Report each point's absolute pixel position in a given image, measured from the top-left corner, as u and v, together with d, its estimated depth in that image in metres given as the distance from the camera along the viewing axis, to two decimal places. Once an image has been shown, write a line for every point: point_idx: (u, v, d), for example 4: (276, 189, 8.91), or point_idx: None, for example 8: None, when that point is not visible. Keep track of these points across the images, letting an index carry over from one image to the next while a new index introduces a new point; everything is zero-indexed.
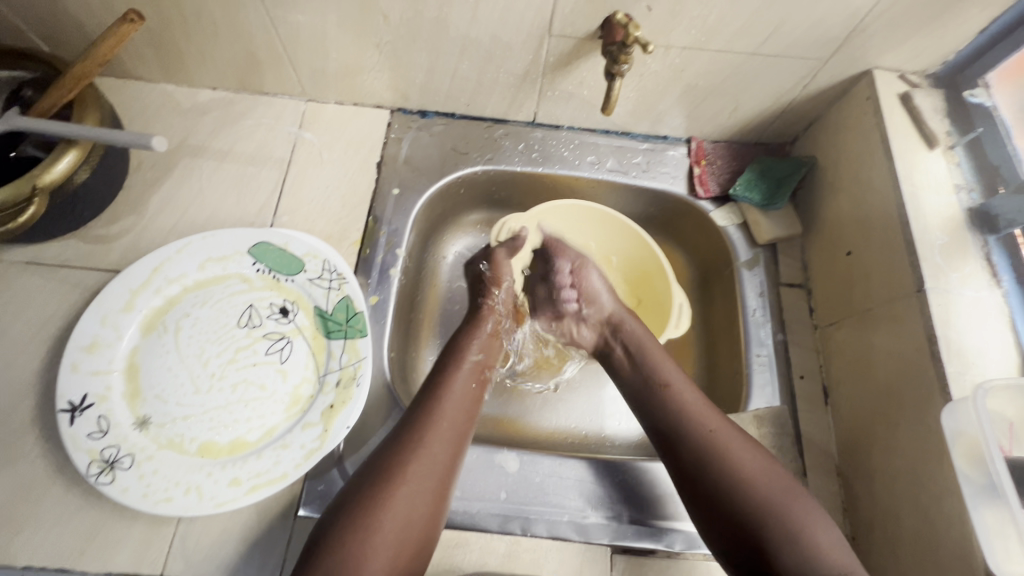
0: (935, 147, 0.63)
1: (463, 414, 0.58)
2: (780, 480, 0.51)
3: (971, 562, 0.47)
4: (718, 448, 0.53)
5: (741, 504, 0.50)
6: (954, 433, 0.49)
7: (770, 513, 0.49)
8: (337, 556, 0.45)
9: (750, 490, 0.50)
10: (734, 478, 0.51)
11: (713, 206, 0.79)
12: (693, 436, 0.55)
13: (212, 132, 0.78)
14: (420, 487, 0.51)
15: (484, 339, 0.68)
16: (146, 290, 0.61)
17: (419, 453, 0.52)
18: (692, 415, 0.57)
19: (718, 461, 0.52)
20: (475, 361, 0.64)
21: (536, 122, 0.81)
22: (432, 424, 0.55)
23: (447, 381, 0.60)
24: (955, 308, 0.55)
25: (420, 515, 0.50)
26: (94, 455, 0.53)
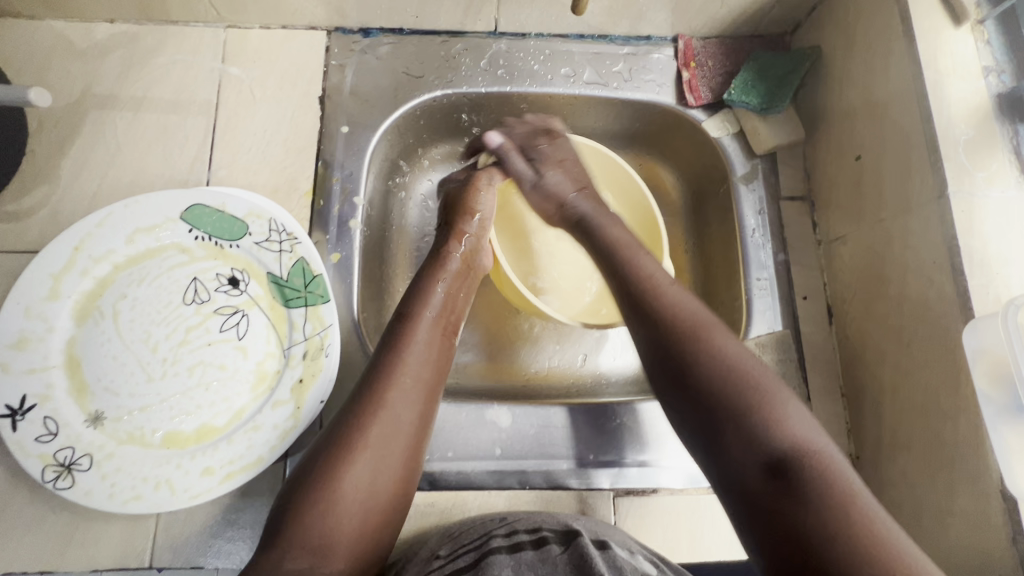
0: (963, 23, 0.54)
1: (427, 367, 0.52)
2: (765, 375, 0.44)
3: (987, 480, 0.46)
4: (696, 327, 0.47)
5: (711, 389, 0.44)
6: (975, 353, 0.46)
7: (746, 405, 0.42)
8: (301, 531, 0.43)
9: (722, 375, 0.44)
10: (707, 361, 0.45)
11: (705, 115, 0.70)
12: (674, 313, 0.48)
13: (119, 76, 0.67)
14: (383, 456, 0.47)
15: (450, 276, 0.59)
16: (71, 273, 0.53)
17: (379, 418, 0.47)
18: (683, 303, 0.49)
19: (696, 348, 0.46)
20: (441, 305, 0.56)
21: (498, 31, 0.70)
22: (393, 385, 0.49)
23: (408, 331, 0.53)
24: (980, 214, 0.50)
25: (385, 480, 0.46)
26: (47, 459, 0.49)
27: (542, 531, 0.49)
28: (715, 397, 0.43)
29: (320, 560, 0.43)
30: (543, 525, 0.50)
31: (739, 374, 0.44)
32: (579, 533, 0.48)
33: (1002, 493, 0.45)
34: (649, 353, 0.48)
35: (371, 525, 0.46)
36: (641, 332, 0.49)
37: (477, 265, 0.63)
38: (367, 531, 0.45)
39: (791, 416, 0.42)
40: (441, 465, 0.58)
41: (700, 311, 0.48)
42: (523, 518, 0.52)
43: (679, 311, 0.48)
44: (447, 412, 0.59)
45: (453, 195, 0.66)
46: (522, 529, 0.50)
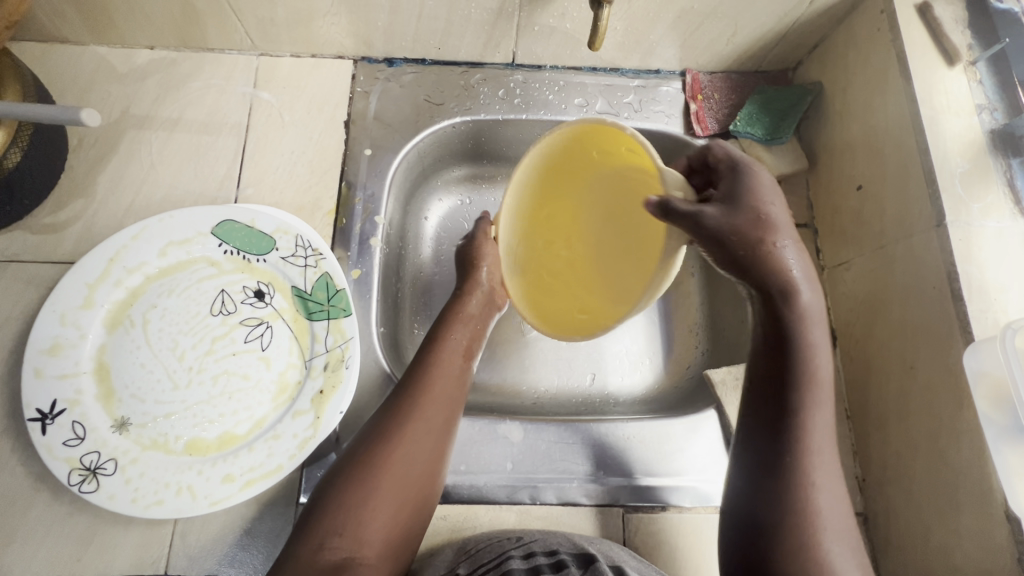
0: (955, 64, 0.58)
1: (453, 377, 0.55)
2: (842, 535, 0.45)
3: (992, 501, 0.47)
4: (811, 463, 0.46)
5: (792, 535, 0.44)
6: (976, 375, 0.48)
7: (815, 563, 0.43)
8: (339, 517, 0.46)
9: (805, 529, 0.44)
10: (800, 504, 0.45)
11: (712, 145, 0.73)
12: (797, 440, 0.46)
13: (157, 98, 0.70)
14: (414, 456, 0.49)
15: (477, 306, 0.61)
16: (105, 283, 0.55)
17: (415, 418, 0.50)
18: (811, 434, 0.46)
19: (799, 487, 0.45)
20: (465, 331, 0.59)
21: (515, 63, 0.74)
22: (423, 391, 0.52)
23: (435, 348, 0.56)
24: (977, 242, 0.52)
25: (419, 476, 0.49)
26: (74, 463, 0.50)
27: (559, 555, 0.49)
28: (791, 543, 0.44)
29: (355, 551, 0.45)
30: (560, 549, 0.51)
31: (819, 542, 0.44)
32: (596, 558, 0.48)
33: (1007, 513, 0.46)
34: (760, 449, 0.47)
35: (404, 518, 0.48)
36: (761, 428, 0.48)
37: (495, 301, 0.63)
38: (398, 525, 0.47)
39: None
40: (454, 478, 0.59)
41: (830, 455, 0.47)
42: (539, 541, 0.53)
43: (808, 442, 0.46)
44: (461, 426, 0.61)
45: (462, 251, 0.64)
46: (540, 552, 0.50)
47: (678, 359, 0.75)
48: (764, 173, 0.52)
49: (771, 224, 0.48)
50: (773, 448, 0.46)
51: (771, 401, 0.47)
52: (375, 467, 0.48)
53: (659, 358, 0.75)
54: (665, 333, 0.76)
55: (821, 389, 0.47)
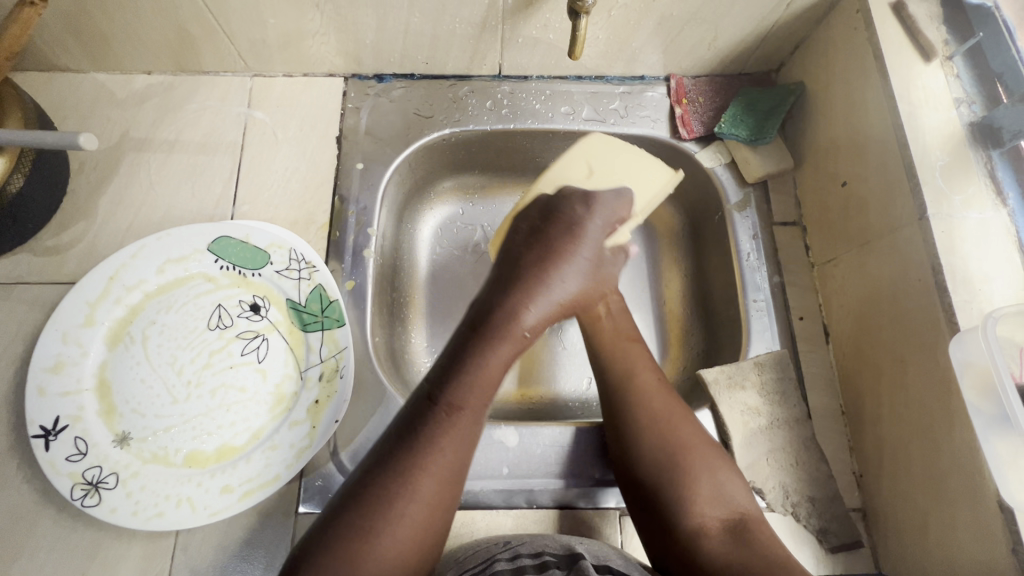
0: (932, 60, 0.58)
1: (460, 441, 0.45)
2: (701, 440, 0.55)
3: (985, 492, 0.47)
4: (644, 394, 0.56)
5: (665, 459, 0.53)
6: (963, 365, 0.48)
7: (677, 461, 0.53)
8: None
9: (669, 450, 0.53)
10: (658, 431, 0.54)
11: (698, 147, 0.74)
12: (630, 383, 0.57)
13: (155, 121, 0.73)
14: (404, 539, 0.42)
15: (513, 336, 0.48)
16: (106, 301, 0.57)
17: (414, 478, 0.43)
18: (644, 373, 0.58)
19: (647, 418, 0.55)
20: (489, 372, 0.47)
21: (502, 75, 0.76)
22: (417, 463, 0.43)
23: (452, 400, 0.45)
24: (960, 233, 0.52)
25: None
26: (76, 478, 0.51)
27: (544, 556, 0.50)
28: (658, 459, 0.53)
29: None
30: (545, 550, 0.51)
31: (687, 453, 0.53)
32: (581, 559, 0.48)
33: (1000, 502, 0.45)
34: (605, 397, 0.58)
35: None
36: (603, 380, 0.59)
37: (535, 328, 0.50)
38: None
39: (735, 489, 0.53)
40: None
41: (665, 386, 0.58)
42: (526, 543, 0.52)
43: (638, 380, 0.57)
44: None
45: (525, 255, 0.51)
46: (525, 554, 0.50)
47: (673, 359, 0.75)
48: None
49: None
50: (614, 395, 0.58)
51: (613, 360, 0.59)
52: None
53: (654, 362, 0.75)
54: (659, 336, 0.77)
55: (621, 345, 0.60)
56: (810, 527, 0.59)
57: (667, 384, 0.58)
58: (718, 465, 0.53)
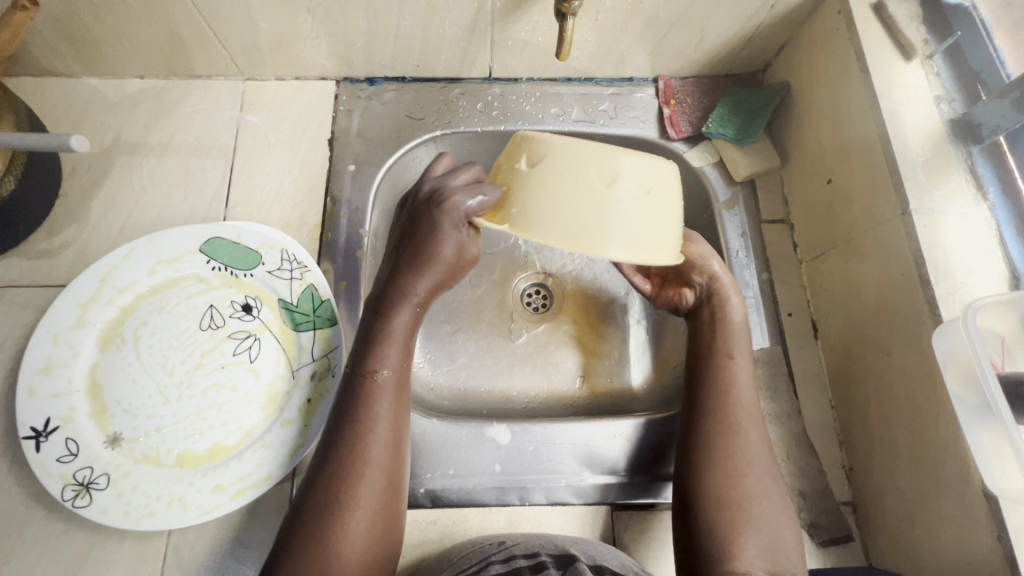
0: (912, 58, 0.60)
1: (393, 414, 0.51)
2: (776, 495, 0.52)
3: (970, 481, 0.47)
4: (739, 430, 0.54)
5: (728, 497, 0.51)
6: (946, 357, 0.48)
7: (741, 505, 0.51)
8: None
9: (736, 493, 0.52)
10: (732, 471, 0.53)
11: (687, 147, 0.75)
12: (724, 412, 0.55)
13: (147, 125, 0.73)
14: (369, 507, 0.47)
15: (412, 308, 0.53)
16: (97, 303, 0.57)
17: (362, 455, 0.48)
18: (746, 407, 0.56)
19: (728, 454, 0.53)
20: (398, 353, 0.52)
21: (492, 77, 0.77)
22: (362, 442, 0.49)
23: (370, 377, 0.51)
24: (941, 227, 0.53)
25: (374, 534, 0.47)
26: (67, 479, 0.51)
27: (539, 557, 0.50)
28: (724, 496, 0.52)
29: None
30: (540, 551, 0.51)
31: (750, 498, 0.52)
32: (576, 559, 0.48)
33: (985, 491, 0.46)
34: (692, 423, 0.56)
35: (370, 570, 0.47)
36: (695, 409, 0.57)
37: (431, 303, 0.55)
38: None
39: (789, 545, 0.50)
40: (443, 482, 0.59)
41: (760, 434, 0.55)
42: (521, 544, 0.53)
43: (733, 418, 0.55)
44: (447, 430, 0.62)
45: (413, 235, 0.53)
46: (520, 554, 0.50)
47: (665, 357, 0.76)
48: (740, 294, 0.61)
49: (727, 299, 0.60)
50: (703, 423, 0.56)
51: (711, 387, 0.57)
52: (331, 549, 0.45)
53: (646, 361, 0.76)
54: (651, 334, 0.77)
55: (731, 381, 0.57)
56: (801, 521, 0.59)
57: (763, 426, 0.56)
58: (779, 519, 0.52)
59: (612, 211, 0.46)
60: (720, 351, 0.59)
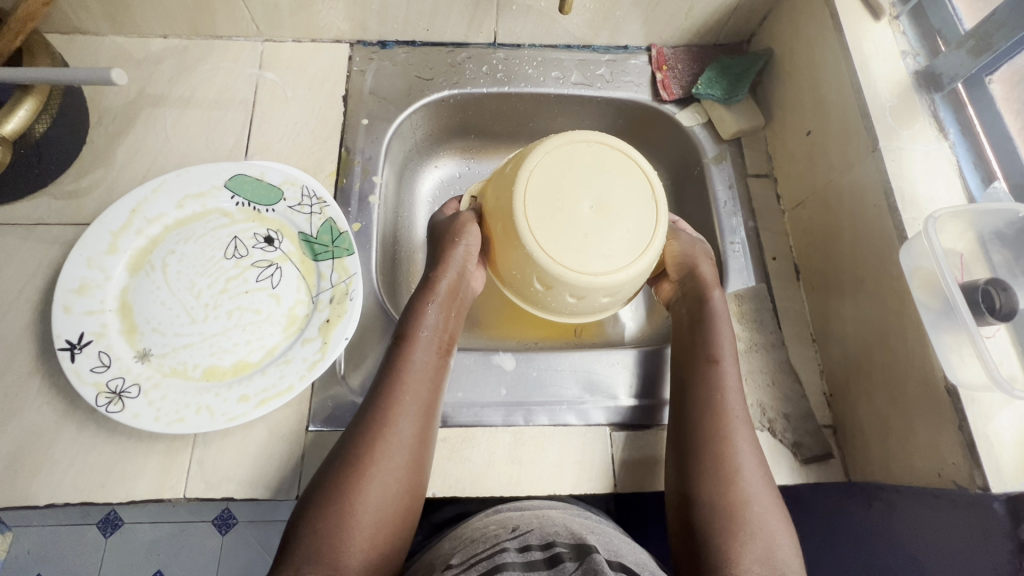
0: (881, 18, 0.66)
1: (425, 386, 0.56)
2: (771, 500, 0.53)
3: (933, 382, 0.52)
4: (731, 436, 0.55)
5: (725, 501, 0.52)
6: (912, 270, 0.54)
7: (737, 510, 0.52)
8: (316, 544, 0.47)
9: (733, 497, 0.52)
10: (721, 483, 0.53)
11: (677, 108, 0.81)
12: (712, 418, 0.56)
13: (171, 80, 0.77)
14: (390, 467, 0.51)
15: (441, 300, 0.60)
16: (128, 231, 0.61)
17: (390, 415, 0.53)
18: (732, 410, 0.56)
19: (719, 458, 0.54)
20: (435, 326, 0.59)
21: (497, 43, 0.82)
22: (393, 402, 0.54)
23: (406, 352, 0.57)
24: (907, 162, 0.59)
25: (393, 499, 0.50)
26: (100, 386, 0.54)
27: (555, 547, 0.47)
28: (722, 498, 0.52)
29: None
30: (556, 540, 0.49)
31: (746, 503, 0.52)
32: (592, 550, 0.46)
33: (947, 386, 0.51)
34: (686, 424, 0.57)
35: (383, 541, 0.49)
36: (691, 407, 0.58)
37: (463, 293, 0.62)
38: (378, 547, 0.49)
39: (786, 549, 0.51)
40: (452, 404, 0.63)
41: (754, 446, 0.55)
42: (537, 532, 0.51)
43: (728, 425, 0.55)
44: (457, 357, 0.66)
45: (439, 232, 0.63)
46: (536, 545, 0.48)
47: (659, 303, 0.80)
48: (720, 288, 0.64)
49: (708, 294, 0.63)
50: (701, 428, 0.56)
51: (701, 390, 0.58)
52: (352, 507, 0.49)
53: (642, 308, 0.80)
54: None
55: (724, 389, 0.57)
56: (786, 441, 0.63)
57: (752, 428, 0.57)
58: (775, 523, 0.52)
59: (559, 293, 0.58)
60: (705, 355, 0.60)
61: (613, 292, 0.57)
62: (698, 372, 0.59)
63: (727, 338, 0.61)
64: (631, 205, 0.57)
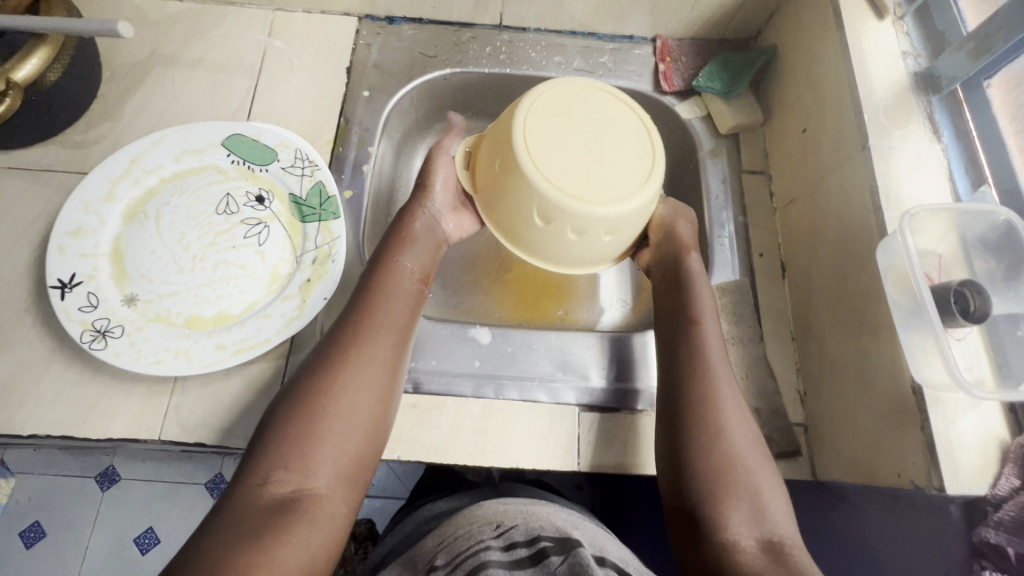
0: (884, 17, 0.65)
1: (404, 308, 0.57)
2: (757, 458, 0.52)
3: (900, 383, 0.52)
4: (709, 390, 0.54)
5: (712, 459, 0.51)
6: (887, 268, 0.53)
7: (724, 467, 0.51)
8: (285, 451, 0.46)
9: (717, 455, 0.51)
10: (705, 439, 0.52)
11: (677, 100, 0.80)
12: (689, 374, 0.55)
13: (183, 41, 0.79)
14: (363, 379, 0.51)
15: (422, 237, 0.63)
16: (126, 180, 0.63)
17: (365, 331, 0.54)
18: (716, 370, 0.55)
19: (697, 412, 0.53)
20: (416, 254, 0.61)
21: (503, 25, 0.83)
22: (371, 320, 0.55)
23: (384, 272, 0.59)
24: (896, 162, 0.58)
25: (364, 412, 0.50)
26: (86, 325, 0.57)
27: (540, 542, 0.48)
28: (706, 454, 0.51)
29: (303, 483, 0.45)
30: (541, 535, 0.49)
31: (733, 462, 0.51)
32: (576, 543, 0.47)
33: (913, 386, 0.51)
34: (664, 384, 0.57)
35: (356, 454, 0.49)
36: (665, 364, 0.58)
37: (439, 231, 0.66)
38: (349, 458, 0.48)
39: (778, 509, 0.50)
40: (426, 372, 0.64)
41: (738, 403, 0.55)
42: (520, 526, 0.50)
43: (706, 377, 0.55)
44: (433, 327, 0.67)
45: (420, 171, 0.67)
46: (520, 542, 0.48)
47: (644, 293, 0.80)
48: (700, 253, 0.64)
49: (687, 254, 0.63)
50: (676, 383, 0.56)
51: (683, 349, 0.57)
52: (322, 412, 0.48)
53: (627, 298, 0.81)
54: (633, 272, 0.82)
55: (698, 345, 0.57)
56: None
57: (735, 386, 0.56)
58: (765, 482, 0.51)
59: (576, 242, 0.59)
60: (688, 316, 0.59)
61: (613, 228, 0.58)
62: (675, 331, 0.59)
63: (706, 299, 0.61)
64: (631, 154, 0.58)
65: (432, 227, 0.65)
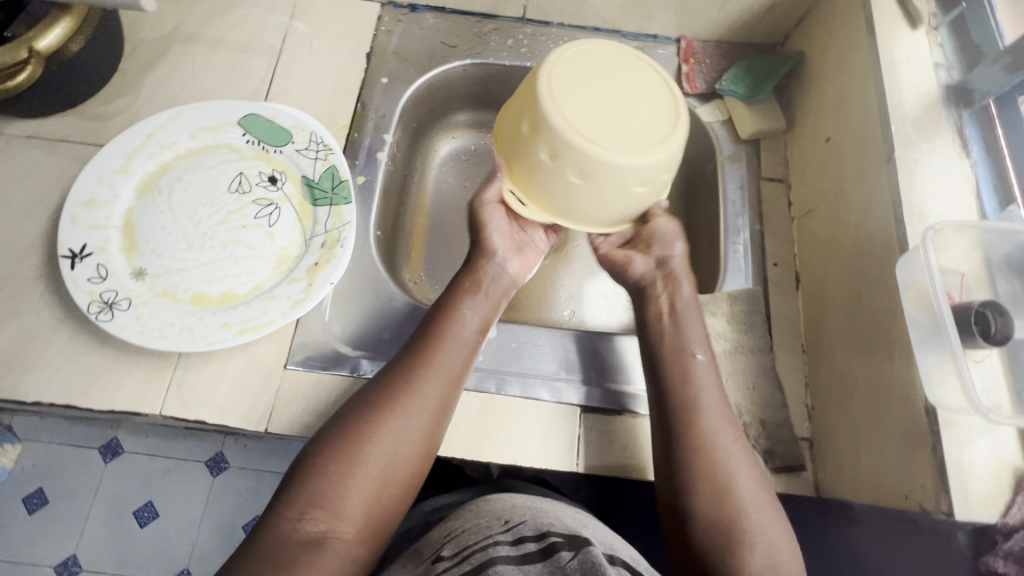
0: (918, 27, 0.63)
1: (459, 357, 0.55)
2: (765, 503, 0.51)
3: (914, 403, 0.51)
4: (706, 427, 0.53)
5: (720, 512, 0.50)
6: (906, 284, 0.52)
7: (732, 521, 0.49)
8: (319, 491, 0.46)
9: (724, 513, 0.50)
10: (712, 490, 0.51)
11: (699, 103, 0.79)
12: (687, 417, 0.54)
13: (205, 19, 0.79)
14: (406, 427, 0.50)
15: (486, 288, 0.61)
16: (141, 154, 0.63)
17: (418, 378, 0.52)
18: (704, 404, 0.54)
19: (701, 456, 0.52)
20: (477, 304, 0.59)
21: (525, 18, 0.82)
22: (424, 367, 0.53)
23: (445, 318, 0.57)
24: (922, 176, 0.57)
25: (402, 461, 0.49)
26: (93, 296, 0.57)
27: (549, 537, 0.47)
28: (716, 505, 0.50)
29: (331, 526, 0.45)
30: (551, 530, 0.48)
31: (742, 510, 0.50)
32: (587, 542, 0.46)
33: (927, 406, 0.49)
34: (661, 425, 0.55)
35: (383, 505, 0.48)
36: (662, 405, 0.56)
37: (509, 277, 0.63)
38: (376, 508, 0.47)
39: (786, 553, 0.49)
40: None
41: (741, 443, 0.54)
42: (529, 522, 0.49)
43: (704, 423, 0.53)
44: None
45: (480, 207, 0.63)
46: (530, 536, 0.47)
47: None
48: (691, 277, 0.62)
49: (677, 278, 0.61)
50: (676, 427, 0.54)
51: (675, 388, 0.55)
52: (362, 457, 0.48)
53: None
54: None
55: (693, 386, 0.55)
56: (757, 446, 0.61)
57: (731, 419, 0.55)
58: (773, 528, 0.50)
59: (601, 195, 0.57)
60: (675, 350, 0.58)
61: (638, 176, 0.55)
62: (663, 371, 0.57)
63: (693, 325, 0.59)
64: (660, 105, 0.55)
65: (501, 277, 0.62)
